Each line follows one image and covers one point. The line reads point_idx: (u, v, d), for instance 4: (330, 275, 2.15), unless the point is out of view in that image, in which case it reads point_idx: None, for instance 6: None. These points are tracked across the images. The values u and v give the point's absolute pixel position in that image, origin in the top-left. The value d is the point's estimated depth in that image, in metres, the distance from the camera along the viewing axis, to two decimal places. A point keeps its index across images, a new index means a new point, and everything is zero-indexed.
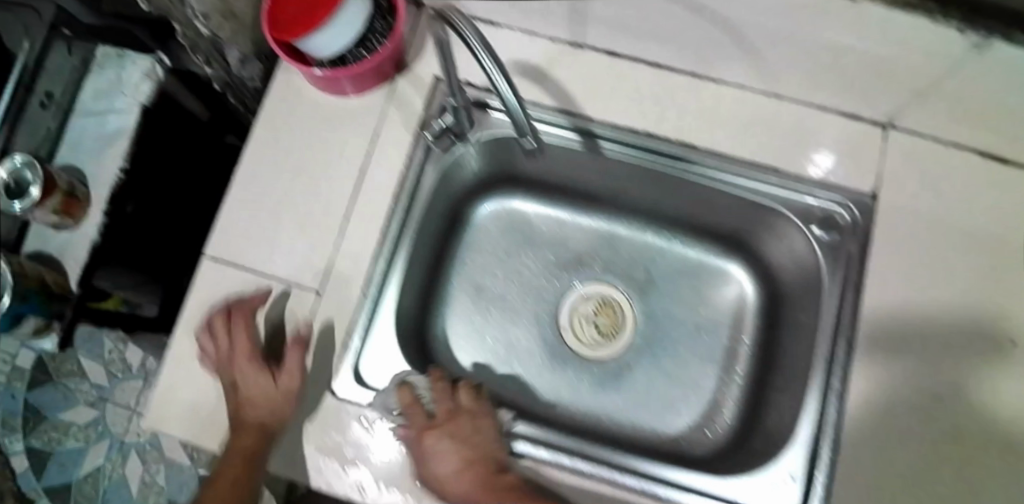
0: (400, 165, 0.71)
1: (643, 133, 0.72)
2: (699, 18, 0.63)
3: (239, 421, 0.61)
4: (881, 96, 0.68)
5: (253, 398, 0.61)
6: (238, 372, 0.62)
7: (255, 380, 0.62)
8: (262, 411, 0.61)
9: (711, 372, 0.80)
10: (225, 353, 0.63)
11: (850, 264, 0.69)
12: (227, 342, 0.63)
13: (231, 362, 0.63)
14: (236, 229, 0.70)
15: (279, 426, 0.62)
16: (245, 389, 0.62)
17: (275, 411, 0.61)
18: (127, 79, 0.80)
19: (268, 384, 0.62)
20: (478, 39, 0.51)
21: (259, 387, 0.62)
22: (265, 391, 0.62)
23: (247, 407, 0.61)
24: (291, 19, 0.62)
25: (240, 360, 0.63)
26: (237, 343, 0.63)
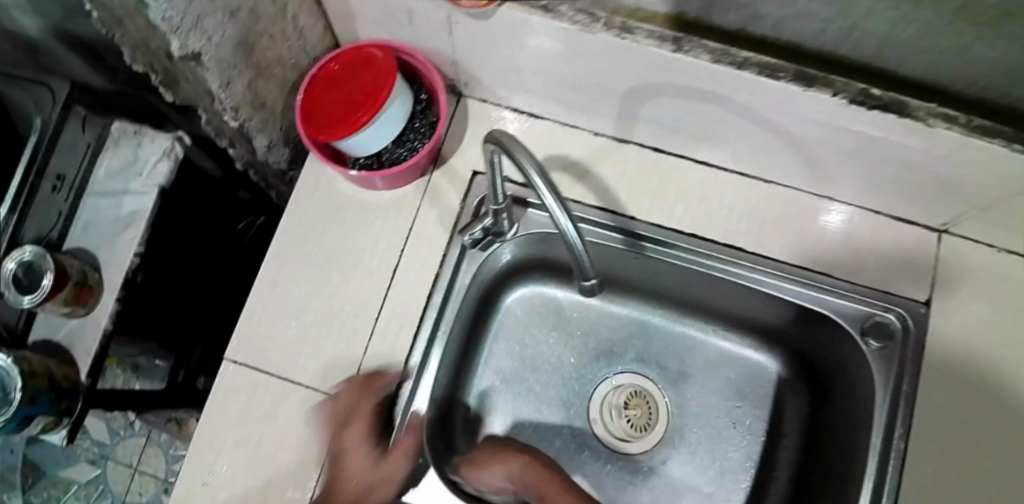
0: (436, 264, 0.68)
1: (686, 235, 0.69)
2: (751, 123, 0.61)
3: (334, 487, 0.60)
4: (939, 205, 0.65)
5: (356, 467, 0.61)
6: (342, 442, 0.62)
7: (364, 455, 0.62)
8: (364, 482, 0.60)
9: (746, 477, 0.75)
10: (342, 411, 0.62)
11: (906, 378, 0.65)
12: (348, 408, 0.62)
13: (343, 424, 0.62)
14: (259, 329, 0.67)
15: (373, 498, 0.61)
16: (350, 457, 0.61)
17: (374, 488, 0.61)
18: (145, 160, 0.76)
19: (372, 464, 0.62)
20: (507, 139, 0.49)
21: (362, 464, 0.61)
22: (376, 471, 0.61)
23: (345, 478, 0.60)
24: (336, 120, 0.62)
25: (354, 432, 0.62)
26: (354, 410, 0.62)
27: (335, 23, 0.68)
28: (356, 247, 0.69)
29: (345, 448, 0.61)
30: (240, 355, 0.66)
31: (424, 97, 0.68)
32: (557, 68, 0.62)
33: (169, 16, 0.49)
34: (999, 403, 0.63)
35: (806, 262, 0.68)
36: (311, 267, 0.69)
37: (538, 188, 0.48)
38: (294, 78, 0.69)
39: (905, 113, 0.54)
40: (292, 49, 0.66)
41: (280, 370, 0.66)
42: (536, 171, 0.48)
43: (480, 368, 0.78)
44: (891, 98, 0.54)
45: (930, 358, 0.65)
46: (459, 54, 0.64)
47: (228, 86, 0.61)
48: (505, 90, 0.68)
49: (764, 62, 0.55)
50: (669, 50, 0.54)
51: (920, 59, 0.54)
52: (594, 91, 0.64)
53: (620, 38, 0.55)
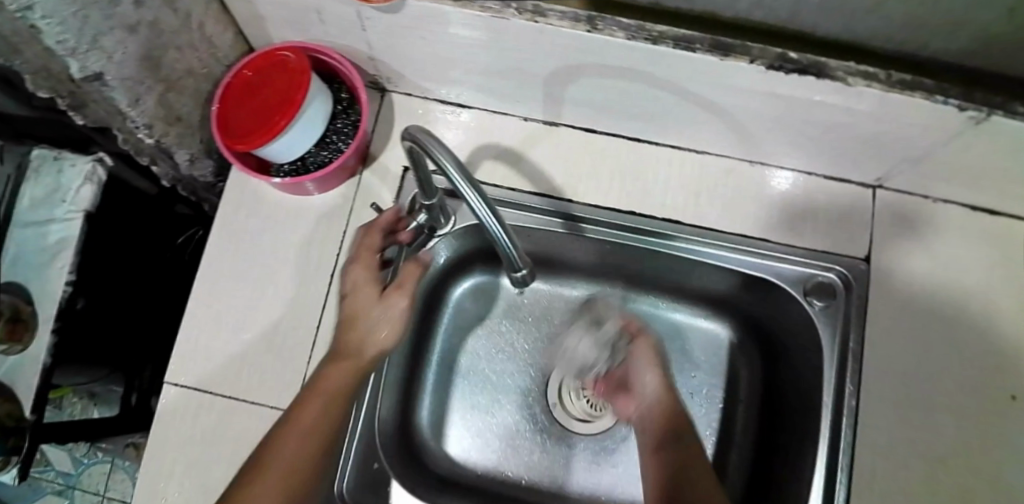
0: (374, 266, 0.67)
1: (625, 213, 0.68)
2: (676, 96, 0.61)
3: (340, 346, 0.57)
4: (869, 162, 0.65)
5: (360, 325, 0.57)
6: (348, 277, 0.59)
7: (366, 286, 0.59)
8: (365, 332, 0.57)
9: (709, 446, 0.74)
10: (351, 258, 0.60)
11: (852, 334, 0.65)
12: (354, 245, 0.61)
13: (352, 265, 0.60)
14: (199, 349, 0.65)
15: (372, 357, 0.57)
16: (358, 322, 0.57)
17: (378, 334, 0.57)
18: (66, 185, 0.73)
19: (381, 302, 0.58)
20: (419, 132, 0.47)
21: (366, 296, 0.58)
22: (371, 302, 0.58)
23: (348, 329, 0.57)
24: (252, 127, 0.60)
25: (360, 264, 0.59)
26: (361, 245, 0.61)
27: (245, 28, 0.65)
28: (290, 254, 0.67)
29: (350, 288, 0.59)
30: (181, 377, 0.65)
31: (345, 96, 0.66)
32: (477, 57, 0.61)
33: (62, 38, 0.47)
34: (939, 349, 0.65)
35: (744, 229, 0.68)
36: (247, 279, 0.67)
37: (456, 177, 0.46)
38: (209, 88, 0.67)
39: (824, 74, 0.53)
40: (204, 59, 0.64)
41: (225, 388, 0.64)
42: (453, 161, 0.46)
43: (434, 364, 0.77)
44: (810, 60, 0.53)
45: (873, 315, 0.66)
46: (377, 49, 0.63)
47: (139, 102, 0.59)
48: (430, 82, 0.67)
49: (680, 35, 0.54)
50: (584, 31, 0.53)
51: (836, 21, 0.53)
52: (518, 76, 0.62)
53: (535, 23, 0.53)
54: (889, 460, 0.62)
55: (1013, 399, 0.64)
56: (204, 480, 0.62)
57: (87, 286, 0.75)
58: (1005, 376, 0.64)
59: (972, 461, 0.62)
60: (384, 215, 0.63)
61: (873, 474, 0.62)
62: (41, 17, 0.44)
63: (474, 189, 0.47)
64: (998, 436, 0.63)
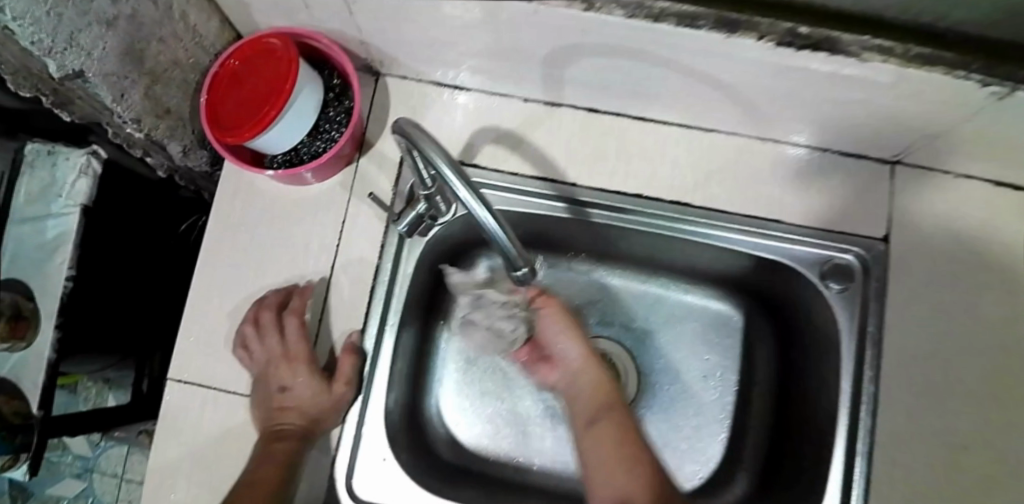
0: (375, 257, 0.66)
1: (632, 196, 0.66)
2: (682, 76, 0.58)
3: (269, 429, 0.61)
4: (887, 139, 0.62)
5: (302, 409, 0.61)
6: (283, 370, 0.62)
7: (303, 381, 0.61)
8: (306, 421, 0.61)
9: (723, 427, 0.74)
10: (278, 358, 0.62)
11: (871, 316, 0.64)
12: (276, 347, 0.62)
13: (283, 363, 0.61)
14: (202, 345, 0.65)
15: (309, 427, 0.62)
16: (285, 406, 0.61)
17: (321, 418, 0.62)
18: (61, 179, 0.72)
19: (313, 392, 0.62)
20: (411, 129, 0.46)
21: (307, 393, 0.61)
22: (306, 393, 0.61)
23: (287, 422, 0.60)
24: (243, 120, 0.58)
25: (296, 360, 0.62)
26: (292, 345, 0.62)
27: (231, 14, 0.63)
28: (290, 247, 0.66)
29: (285, 385, 0.61)
30: (184, 374, 0.65)
31: (338, 81, 0.64)
32: (471, 41, 0.58)
33: (38, 39, 0.46)
34: (956, 331, 0.64)
35: (757, 211, 0.66)
36: (246, 274, 0.66)
37: (452, 176, 0.45)
38: (197, 77, 0.65)
39: (837, 50, 0.50)
40: (190, 49, 0.61)
41: (229, 384, 0.65)
42: (447, 161, 0.45)
43: (445, 350, 0.77)
44: (820, 35, 0.50)
45: (892, 296, 0.65)
46: (368, 33, 0.60)
47: (124, 97, 0.57)
48: (424, 65, 0.64)
49: (684, 11, 0.50)
50: (580, 10, 0.49)
51: None
52: (516, 59, 0.60)
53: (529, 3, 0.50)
54: (906, 445, 0.62)
55: None
56: (214, 474, 0.63)
57: (90, 276, 0.76)
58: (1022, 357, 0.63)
59: (985, 443, 0.62)
60: (303, 303, 0.63)
61: (888, 458, 0.61)
62: (15, 19, 0.42)
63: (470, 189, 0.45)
64: (1011, 417, 0.62)
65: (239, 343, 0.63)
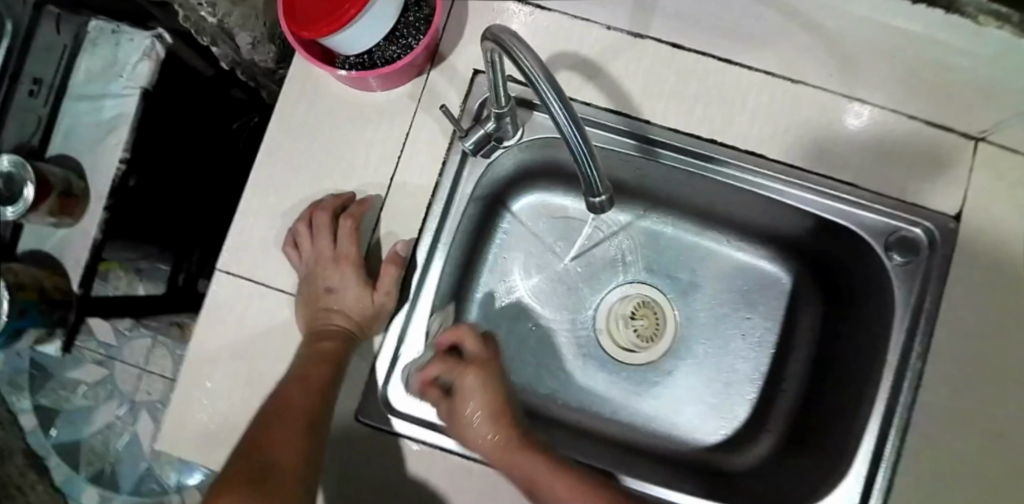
0: (434, 173, 0.65)
1: (704, 141, 0.64)
2: (781, 20, 0.55)
3: (317, 328, 0.60)
4: (982, 113, 0.60)
5: (348, 312, 0.61)
6: (331, 271, 0.61)
7: (350, 284, 0.62)
8: (350, 324, 0.61)
9: (754, 388, 0.74)
10: (327, 259, 0.61)
11: (929, 293, 0.62)
12: (327, 248, 0.60)
13: (332, 264, 0.61)
14: (253, 240, 0.65)
15: (353, 331, 0.61)
16: (330, 306, 0.60)
17: (363, 325, 0.62)
18: (123, 59, 0.71)
19: (359, 296, 0.61)
20: (509, 39, 0.44)
21: (353, 297, 0.61)
22: (352, 294, 0.61)
23: (333, 323, 0.60)
24: (319, 15, 0.56)
25: (345, 262, 0.62)
26: (341, 247, 0.61)
27: None
28: (351, 152, 0.65)
29: (332, 286, 0.61)
30: (234, 266, 0.65)
31: None
32: None
33: None
34: (1018, 318, 0.62)
35: (829, 171, 0.64)
36: (303, 174, 0.65)
37: (543, 90, 0.42)
38: None
39: (957, 10, 0.48)
40: None
41: (278, 282, 0.65)
42: (541, 73, 0.42)
43: (484, 280, 0.74)
44: None
45: (953, 276, 0.63)
46: None
47: None
48: None
49: None
50: None
51: None
52: None
53: None
54: (951, 424, 0.61)
55: None
56: (254, 366, 0.64)
57: (139, 161, 0.74)
58: None
59: None
60: (361, 210, 0.62)
61: (930, 434, 0.60)
62: None
63: (561, 104, 0.43)
64: None
65: (290, 240, 0.63)
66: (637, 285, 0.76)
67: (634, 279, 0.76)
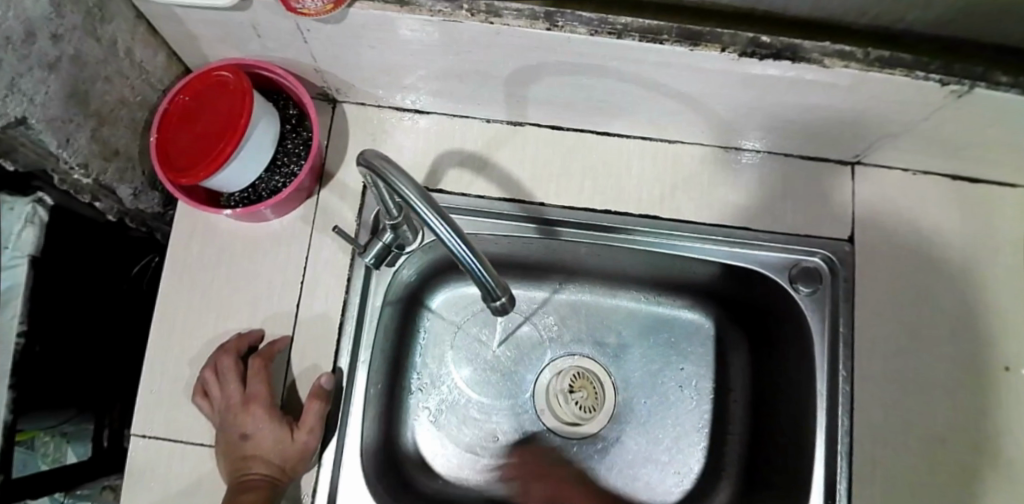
0: (342, 291, 0.64)
1: (598, 212, 0.65)
2: (640, 88, 0.58)
3: (236, 482, 0.56)
4: (847, 140, 0.63)
5: (268, 457, 0.57)
6: (246, 417, 0.57)
7: (266, 427, 0.57)
8: (272, 469, 0.57)
9: (703, 436, 0.72)
10: (236, 404, 0.58)
11: (842, 318, 0.64)
12: (236, 393, 0.58)
13: (243, 410, 0.58)
14: (164, 394, 0.62)
15: (275, 478, 0.57)
16: (248, 454, 0.57)
17: (287, 469, 0.57)
18: (6, 229, 0.70)
19: (277, 438, 0.57)
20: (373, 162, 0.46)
21: (271, 440, 0.57)
22: (270, 439, 0.57)
23: (253, 471, 0.56)
24: (197, 158, 0.56)
25: (254, 405, 0.58)
26: (252, 390, 0.58)
27: (176, 48, 0.61)
28: (253, 286, 0.64)
29: (246, 433, 0.57)
30: (149, 428, 0.62)
31: (293, 111, 0.62)
32: (428, 63, 0.58)
33: None
34: (926, 323, 0.65)
35: (725, 219, 0.66)
36: (208, 317, 0.63)
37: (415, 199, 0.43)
38: (145, 115, 0.63)
39: (801, 57, 0.51)
40: (133, 86, 0.60)
41: (197, 436, 0.62)
42: (409, 185, 0.43)
43: (415, 385, 0.73)
44: (782, 43, 0.51)
45: (860, 295, 0.65)
46: (321, 60, 0.59)
47: (69, 141, 0.55)
48: (381, 91, 0.63)
49: (646, 26, 0.51)
50: (542, 29, 0.50)
51: None
52: (476, 77, 0.59)
53: (488, 24, 0.50)
54: (887, 436, 0.62)
55: (1000, 365, 0.64)
56: None
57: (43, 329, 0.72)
58: (990, 343, 0.64)
59: (962, 431, 0.62)
60: (270, 351, 0.60)
61: (870, 451, 0.61)
62: None
63: (437, 212, 0.44)
64: (987, 404, 0.63)
65: (199, 388, 0.60)
66: (568, 357, 0.75)
67: (564, 352, 0.75)
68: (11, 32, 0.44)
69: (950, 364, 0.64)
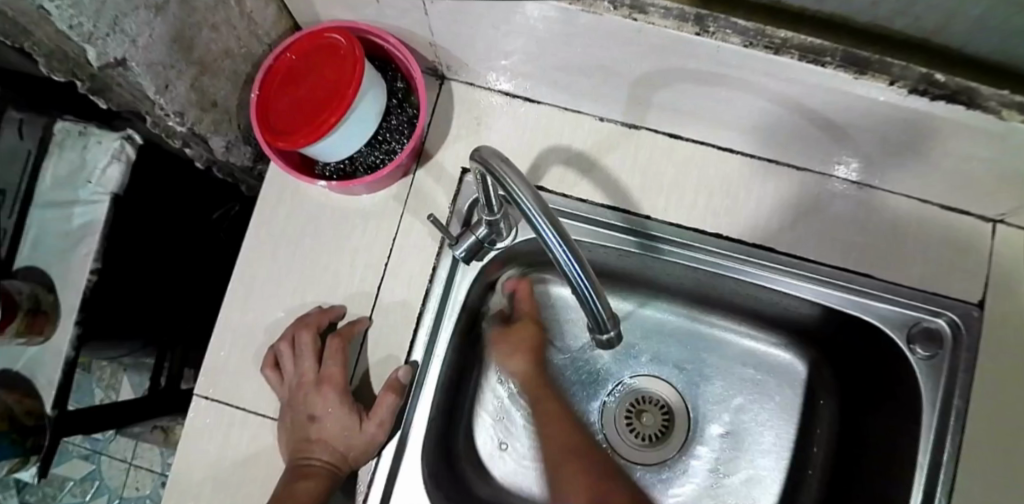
0: (424, 280, 0.61)
1: (706, 234, 0.61)
2: (780, 109, 0.53)
3: (297, 464, 0.54)
4: (998, 198, 0.56)
5: (332, 444, 0.55)
6: (317, 397, 0.56)
7: (333, 412, 0.56)
8: (333, 457, 0.55)
9: (775, 483, 0.68)
10: (310, 382, 0.56)
11: (957, 390, 0.57)
12: (310, 370, 0.57)
13: (314, 389, 0.56)
14: (232, 357, 0.61)
15: (337, 464, 0.55)
16: (313, 436, 0.55)
17: (349, 458, 0.56)
18: (91, 164, 0.67)
19: (344, 425, 0.55)
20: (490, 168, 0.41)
21: (337, 426, 0.55)
22: (337, 426, 0.55)
23: (315, 457, 0.54)
24: (296, 126, 0.53)
25: (327, 387, 0.56)
26: (326, 370, 0.57)
27: (290, 4, 0.58)
28: (336, 261, 0.62)
29: (313, 414, 0.55)
30: (210, 390, 0.61)
31: (401, 85, 0.59)
32: (552, 54, 0.53)
33: (77, 22, 0.42)
34: None
35: (846, 263, 0.60)
36: (286, 285, 0.62)
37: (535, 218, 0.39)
38: (248, 69, 0.61)
39: (976, 105, 0.45)
40: (240, 37, 0.57)
41: (257, 406, 0.60)
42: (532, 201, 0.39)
43: (480, 381, 0.70)
44: (959, 86, 0.45)
45: (981, 366, 0.59)
46: (437, 34, 0.55)
47: (169, 88, 0.53)
48: (494, 74, 0.59)
49: (806, 44, 0.46)
50: (691, 33, 0.45)
51: (1000, 36, 0.44)
52: (599, 74, 0.54)
53: (632, 20, 0.45)
54: None
55: None
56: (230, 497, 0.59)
57: (121, 271, 0.70)
58: None
59: None
60: (350, 334, 0.58)
61: None
62: None
63: (559, 235, 0.40)
64: None
65: (271, 360, 0.59)
66: (640, 375, 0.72)
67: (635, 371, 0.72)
68: None
69: None
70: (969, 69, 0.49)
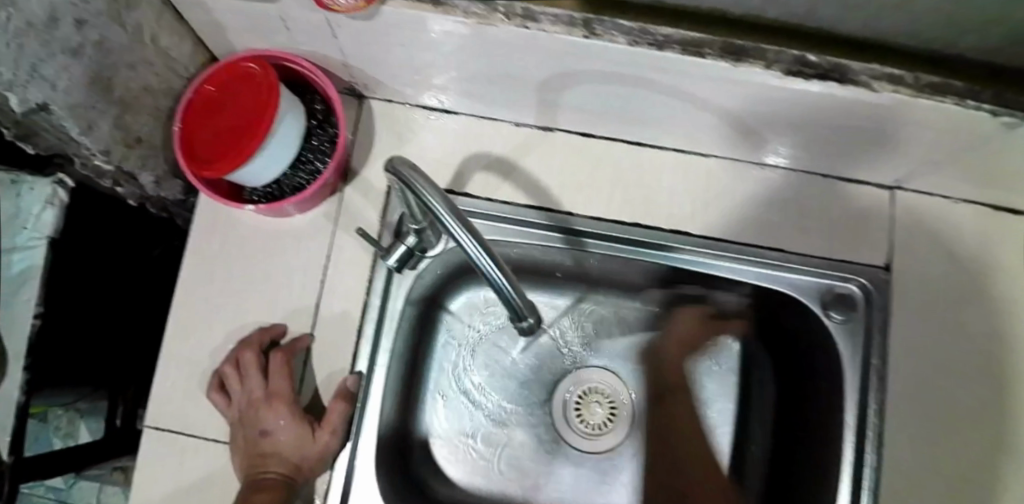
0: (361, 292, 0.63)
1: (629, 225, 0.64)
2: (678, 101, 0.56)
3: (252, 480, 0.55)
4: (888, 166, 0.61)
5: (287, 456, 0.56)
6: (267, 413, 0.57)
7: (286, 426, 0.57)
8: (288, 468, 0.56)
9: (722, 458, 0.71)
10: (259, 399, 0.57)
11: (874, 350, 0.61)
12: (258, 387, 0.58)
13: (265, 405, 0.57)
14: (178, 385, 0.62)
15: (293, 474, 0.56)
16: (267, 451, 0.56)
17: (304, 468, 0.57)
18: (27, 209, 0.68)
19: (299, 436, 0.57)
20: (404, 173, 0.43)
21: (291, 439, 0.57)
22: (289, 440, 0.57)
23: (269, 470, 0.55)
24: (221, 152, 0.55)
25: (277, 401, 0.57)
26: (274, 385, 0.58)
27: (206, 38, 0.60)
28: (274, 282, 0.64)
29: (266, 429, 0.57)
30: (160, 421, 0.61)
31: (320, 106, 0.61)
32: (462, 66, 0.56)
33: None
34: (954, 357, 0.62)
35: (758, 239, 0.64)
36: (226, 311, 0.63)
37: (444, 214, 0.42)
38: (171, 103, 0.63)
39: (850, 79, 0.49)
40: (158, 73, 0.59)
41: (206, 431, 0.61)
42: (441, 201, 0.42)
43: (431, 389, 0.72)
44: (830, 64, 0.49)
45: (894, 327, 0.63)
46: (352, 56, 0.57)
47: (93, 128, 0.55)
48: (412, 90, 0.62)
49: (688, 38, 0.49)
50: (580, 36, 0.48)
51: (858, 18, 0.49)
52: (508, 81, 0.58)
53: (525, 28, 0.48)
54: (909, 480, 0.60)
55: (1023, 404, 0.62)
56: None
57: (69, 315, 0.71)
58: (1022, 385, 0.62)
59: (984, 471, 0.60)
60: (295, 351, 0.60)
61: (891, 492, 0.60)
62: None
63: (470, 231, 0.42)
64: (1010, 445, 0.61)
65: (217, 383, 0.60)
66: (585, 367, 0.74)
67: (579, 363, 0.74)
68: (34, 17, 0.42)
69: (977, 402, 0.62)
70: (840, 49, 0.53)
